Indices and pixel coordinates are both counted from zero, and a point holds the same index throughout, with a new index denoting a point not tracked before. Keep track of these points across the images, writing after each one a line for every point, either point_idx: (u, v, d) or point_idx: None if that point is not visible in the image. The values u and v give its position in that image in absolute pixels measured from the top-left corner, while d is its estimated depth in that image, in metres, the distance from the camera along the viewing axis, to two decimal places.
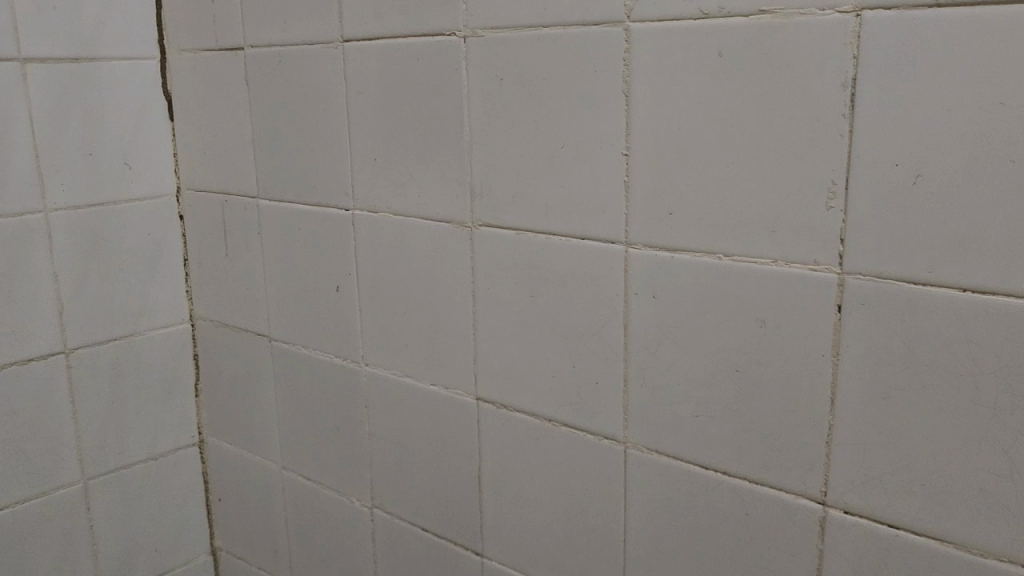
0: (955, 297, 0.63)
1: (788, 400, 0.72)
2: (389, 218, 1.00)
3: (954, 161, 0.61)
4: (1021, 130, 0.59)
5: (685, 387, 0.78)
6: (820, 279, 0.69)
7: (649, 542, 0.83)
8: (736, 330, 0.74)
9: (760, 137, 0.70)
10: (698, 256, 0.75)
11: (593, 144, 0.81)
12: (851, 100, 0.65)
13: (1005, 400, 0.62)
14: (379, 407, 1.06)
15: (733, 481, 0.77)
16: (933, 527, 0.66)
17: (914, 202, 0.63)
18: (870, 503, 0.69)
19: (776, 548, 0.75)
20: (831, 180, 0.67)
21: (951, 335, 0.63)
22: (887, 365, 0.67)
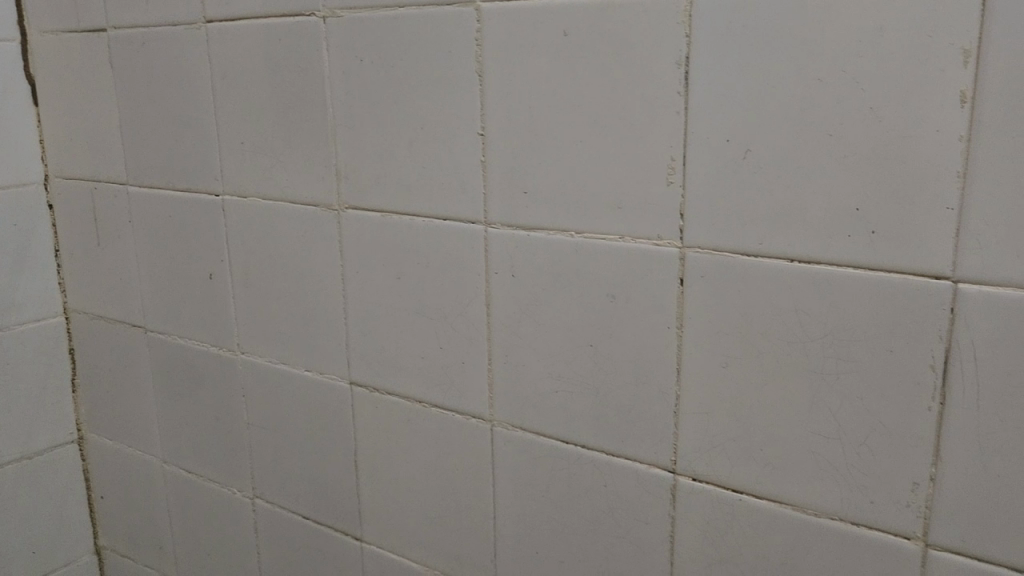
0: (783, 266, 0.65)
1: (638, 372, 0.74)
2: (258, 203, 0.98)
3: (779, 136, 0.63)
4: (837, 104, 0.61)
5: (546, 363, 0.79)
6: (664, 254, 0.71)
7: (516, 518, 0.84)
8: (589, 305, 0.76)
9: (605, 115, 0.71)
10: (553, 233, 0.77)
11: (451, 125, 0.81)
12: (686, 77, 0.67)
13: (831, 365, 0.64)
14: (256, 395, 1.04)
15: (592, 454, 0.78)
16: (771, 490, 0.69)
17: (745, 177, 0.65)
18: (715, 470, 0.71)
19: (632, 517, 0.77)
20: (670, 156, 0.69)
21: (782, 304, 0.66)
22: (726, 335, 0.69)
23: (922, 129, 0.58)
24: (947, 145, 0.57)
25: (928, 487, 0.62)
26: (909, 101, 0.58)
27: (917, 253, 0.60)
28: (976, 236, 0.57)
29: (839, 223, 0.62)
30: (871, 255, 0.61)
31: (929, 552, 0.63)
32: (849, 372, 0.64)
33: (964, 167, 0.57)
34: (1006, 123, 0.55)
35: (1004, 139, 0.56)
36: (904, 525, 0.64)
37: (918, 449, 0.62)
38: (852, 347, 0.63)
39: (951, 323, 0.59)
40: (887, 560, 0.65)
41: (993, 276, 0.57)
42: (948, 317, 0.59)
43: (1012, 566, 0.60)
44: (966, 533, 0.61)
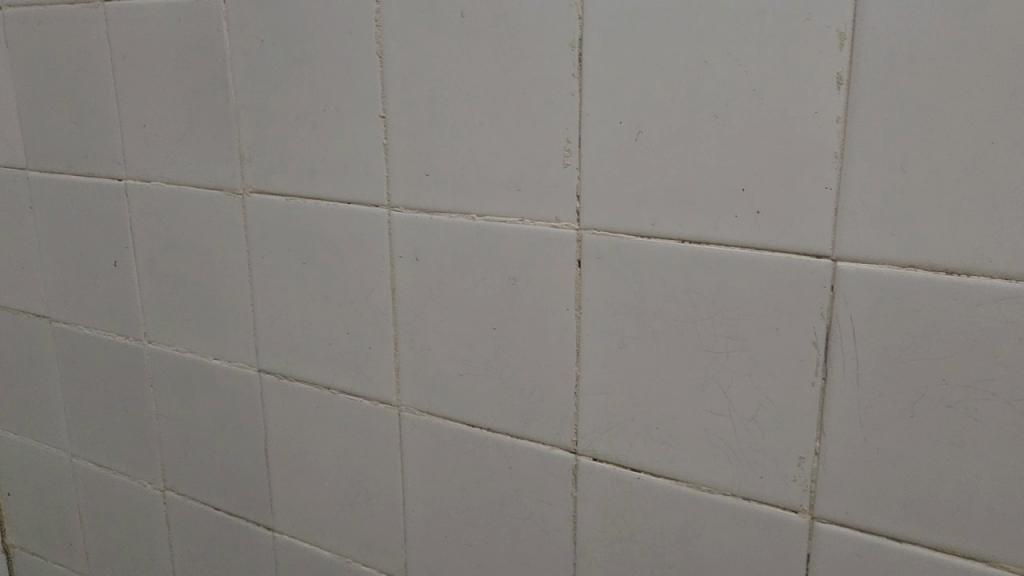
0: (675, 247, 0.66)
1: (540, 354, 0.74)
2: (161, 188, 0.95)
3: (669, 118, 0.64)
4: (723, 87, 0.62)
5: (450, 347, 0.79)
6: (562, 236, 0.71)
7: (425, 503, 0.84)
8: (491, 288, 0.76)
9: (503, 97, 0.71)
10: (454, 217, 0.76)
11: (353, 107, 0.80)
12: (580, 60, 0.67)
13: (721, 343, 0.65)
14: (164, 385, 1.02)
15: (496, 437, 0.78)
16: (667, 468, 0.70)
17: (638, 158, 0.66)
18: (615, 450, 0.72)
19: (537, 499, 0.77)
20: (566, 138, 0.69)
21: (674, 284, 0.67)
22: (622, 316, 0.69)
23: (802, 110, 0.59)
24: (826, 127, 0.59)
25: (813, 461, 0.64)
26: (790, 83, 0.59)
27: (799, 232, 0.61)
28: (853, 215, 0.59)
29: (727, 204, 0.63)
30: (757, 235, 0.63)
31: (816, 524, 0.65)
32: (738, 350, 0.65)
33: (842, 148, 0.58)
34: (879, 105, 0.57)
35: (878, 121, 0.57)
36: (791, 499, 0.65)
37: (803, 424, 0.63)
38: (741, 326, 0.64)
39: (831, 301, 0.61)
40: (776, 533, 0.66)
41: (869, 254, 0.59)
42: (829, 294, 0.61)
43: (891, 536, 0.62)
44: (849, 505, 0.63)
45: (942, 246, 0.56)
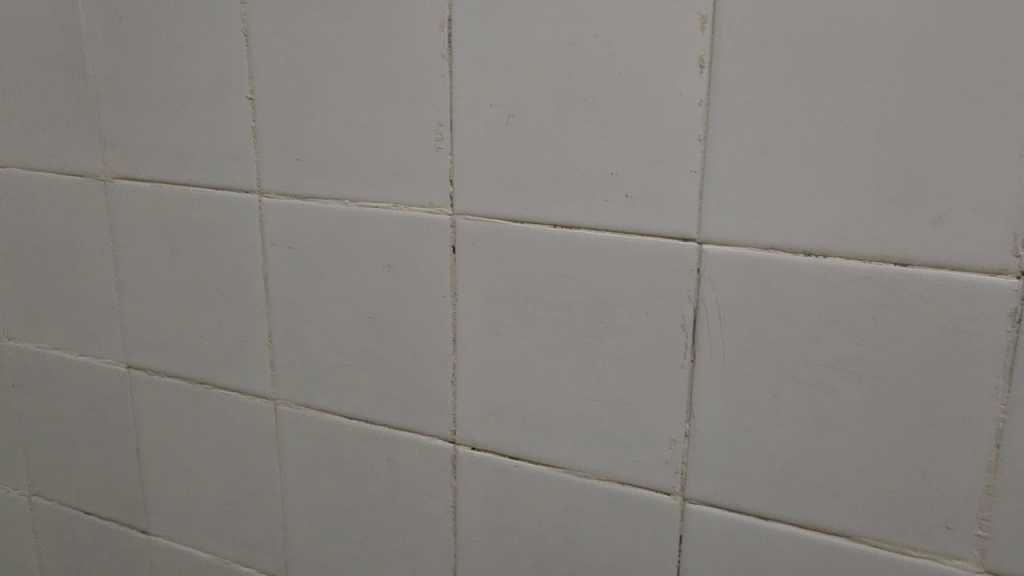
0: (548, 232, 0.65)
1: (417, 343, 0.73)
2: (17, 173, 0.89)
3: (539, 101, 0.63)
4: (591, 69, 0.61)
5: (327, 337, 0.77)
6: (436, 221, 0.69)
7: (305, 499, 0.82)
8: (367, 276, 0.73)
9: (374, 79, 0.69)
10: (327, 202, 0.74)
11: (219, 89, 0.76)
12: (449, 41, 0.66)
13: (595, 328, 0.65)
14: (27, 384, 0.96)
15: (375, 429, 0.76)
16: (545, 455, 0.69)
17: (509, 142, 0.65)
18: (494, 438, 0.71)
19: (417, 490, 0.75)
20: (438, 121, 0.67)
21: (548, 269, 0.66)
22: (498, 302, 0.68)
23: (667, 94, 0.59)
24: (690, 110, 0.59)
25: (684, 443, 0.64)
26: (656, 66, 0.59)
27: (668, 216, 0.61)
28: (718, 199, 0.59)
29: (597, 188, 0.63)
30: (627, 219, 0.62)
31: (687, 506, 0.65)
32: (611, 334, 0.65)
33: (705, 132, 0.59)
34: (740, 88, 0.57)
35: (739, 104, 0.57)
36: (665, 482, 0.65)
37: (674, 406, 0.64)
38: (613, 311, 0.64)
39: (698, 284, 0.61)
40: (651, 516, 0.66)
41: (733, 237, 0.59)
42: (696, 278, 0.61)
43: (759, 515, 0.63)
44: (718, 486, 0.63)
45: (801, 228, 0.57)
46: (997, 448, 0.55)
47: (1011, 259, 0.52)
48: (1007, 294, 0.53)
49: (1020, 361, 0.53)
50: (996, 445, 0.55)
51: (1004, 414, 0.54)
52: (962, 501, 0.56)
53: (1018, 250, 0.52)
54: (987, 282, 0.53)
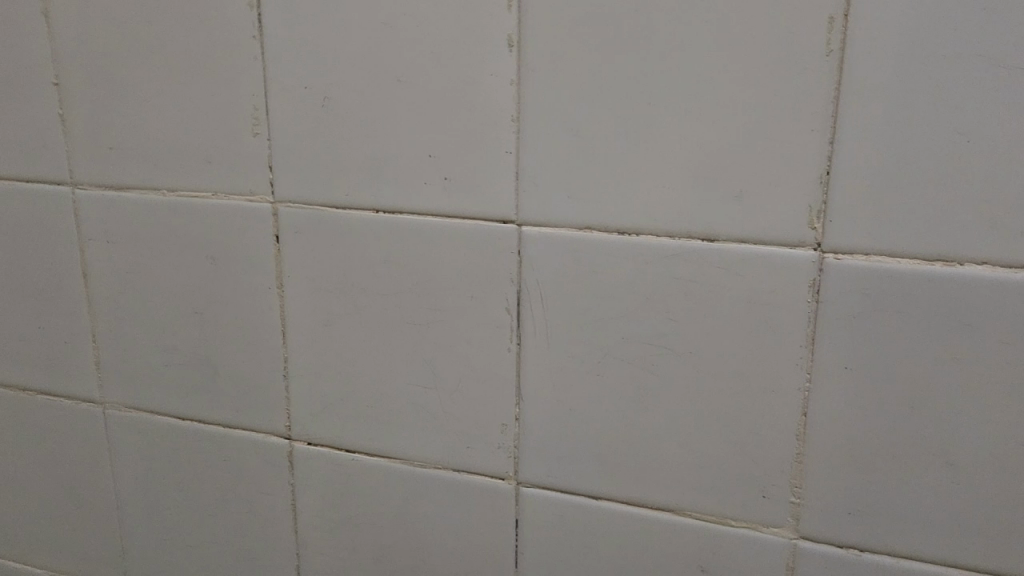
0: (370, 218, 0.63)
1: (246, 338, 0.70)
2: None
3: (354, 82, 0.61)
4: (403, 49, 0.60)
5: (153, 335, 0.73)
6: (257, 210, 0.67)
7: (142, 506, 0.78)
8: (190, 270, 0.70)
9: (186, 61, 0.66)
10: (144, 193, 0.70)
11: (21, 73, 0.71)
12: (260, 21, 0.63)
13: (422, 315, 0.64)
14: None
15: (209, 429, 0.73)
16: (380, 446, 0.67)
17: (325, 125, 0.63)
18: (329, 433, 0.69)
19: (255, 490, 0.73)
20: (254, 106, 0.65)
21: (372, 255, 0.64)
22: (325, 292, 0.66)
23: (479, 73, 0.58)
24: (502, 89, 0.58)
25: (515, 427, 0.63)
26: (467, 45, 0.58)
27: (487, 198, 0.60)
28: (533, 179, 0.59)
29: (415, 171, 0.61)
30: (446, 203, 0.61)
31: (521, 490, 0.64)
32: (438, 321, 0.64)
33: (518, 112, 0.58)
34: (549, 67, 0.57)
35: (549, 83, 0.57)
36: (498, 467, 0.64)
37: (503, 390, 0.63)
38: (439, 296, 0.63)
39: (519, 266, 0.60)
40: (487, 503, 0.65)
41: (550, 217, 0.59)
42: (517, 260, 0.60)
43: (590, 495, 0.62)
44: (549, 468, 0.63)
45: (613, 206, 0.57)
46: (804, 416, 0.56)
47: (808, 231, 0.53)
48: (806, 266, 0.54)
49: (820, 331, 0.54)
50: (803, 413, 0.56)
51: (809, 382, 0.55)
52: (775, 470, 0.57)
53: (814, 223, 0.53)
54: (787, 254, 0.54)
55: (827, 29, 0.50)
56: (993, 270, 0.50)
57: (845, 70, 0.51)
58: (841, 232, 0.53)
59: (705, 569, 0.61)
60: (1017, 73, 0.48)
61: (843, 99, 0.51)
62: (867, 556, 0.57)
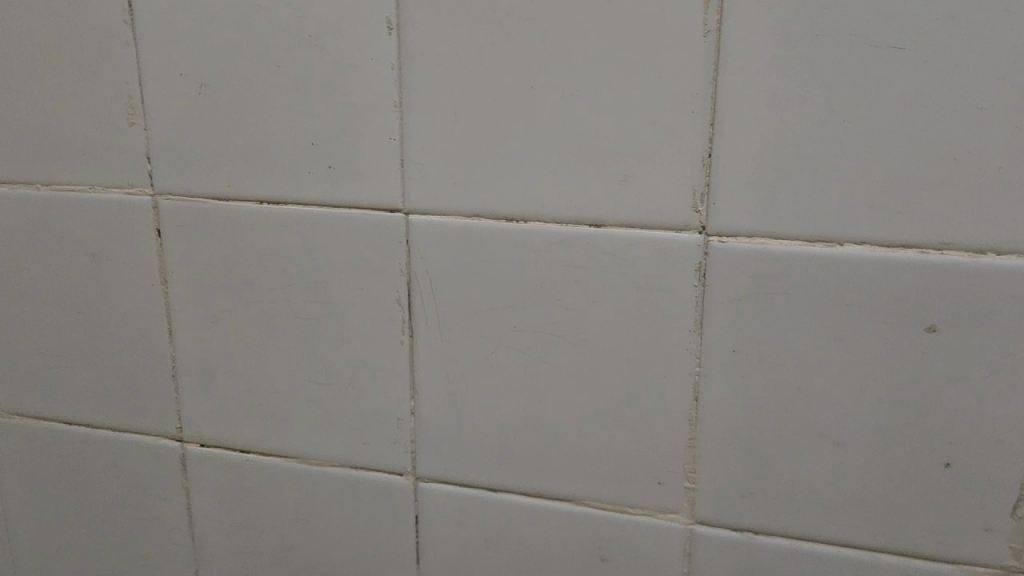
0: (254, 210, 0.61)
1: (132, 337, 0.67)
2: None
3: (231, 68, 0.59)
4: (280, 33, 0.57)
5: (34, 337, 0.69)
6: (136, 203, 0.63)
7: (31, 516, 0.74)
8: (69, 267, 0.67)
9: (54, 48, 0.62)
10: (17, 188, 0.66)
11: None
12: (129, 5, 0.60)
13: (311, 308, 0.62)
14: None
15: (96, 434, 0.70)
16: (275, 446, 0.65)
17: (204, 113, 0.60)
18: (221, 433, 0.66)
19: (148, 495, 0.70)
20: (128, 94, 0.62)
21: (258, 249, 0.62)
22: (211, 287, 0.64)
23: (359, 58, 0.56)
24: (383, 74, 0.56)
25: (410, 421, 0.62)
26: (345, 29, 0.56)
27: (372, 187, 0.58)
28: (418, 166, 0.57)
29: (298, 160, 0.59)
30: (331, 192, 0.59)
31: (420, 486, 0.62)
32: (328, 314, 0.61)
33: (400, 97, 0.56)
34: (429, 51, 0.55)
35: (430, 67, 0.55)
36: (395, 463, 0.63)
37: (396, 384, 0.61)
38: (327, 289, 0.61)
39: (407, 256, 0.59)
40: (384, 500, 0.64)
41: (436, 205, 0.57)
42: (405, 249, 0.59)
43: (488, 487, 0.61)
44: (447, 462, 0.61)
45: (499, 192, 0.56)
46: (695, 402, 0.55)
47: (692, 214, 0.53)
48: (691, 249, 0.53)
49: (708, 315, 0.54)
50: (695, 398, 0.55)
51: (699, 367, 0.55)
52: (669, 456, 0.57)
53: (698, 206, 0.53)
54: (673, 238, 0.53)
55: (703, 10, 0.50)
56: (872, 249, 0.50)
57: (722, 51, 0.50)
58: (724, 214, 0.52)
59: (606, 558, 0.60)
60: (889, 52, 0.48)
61: (721, 80, 0.50)
62: (761, 539, 0.56)
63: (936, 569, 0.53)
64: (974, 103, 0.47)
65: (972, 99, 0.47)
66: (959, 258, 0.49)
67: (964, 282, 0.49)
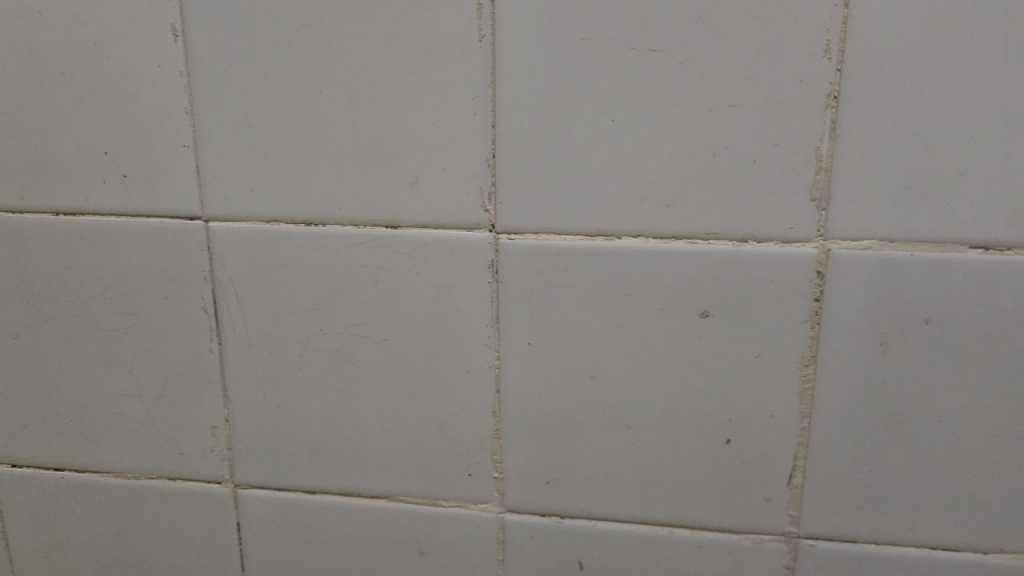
0: (49, 221, 0.59)
1: None
2: None
3: (15, 76, 0.57)
4: (64, 40, 0.56)
5: None
6: None
7: None
8: None
9: None
10: None
11: None
12: None
13: (117, 320, 0.61)
14: None
15: None
16: (90, 462, 0.64)
17: None
18: (33, 452, 0.64)
19: None
20: None
21: (56, 261, 0.60)
22: (11, 303, 0.62)
23: (146, 65, 0.56)
24: (171, 81, 0.56)
25: (224, 428, 0.61)
26: (130, 36, 0.55)
27: (169, 195, 0.58)
28: (214, 173, 0.57)
29: (91, 170, 0.58)
30: (127, 201, 0.58)
31: (239, 493, 0.62)
32: (134, 325, 0.61)
33: (192, 104, 0.56)
34: (215, 57, 0.55)
35: (218, 73, 0.55)
36: (213, 471, 0.62)
37: (208, 392, 0.61)
38: (132, 300, 0.60)
39: (210, 263, 0.58)
40: (205, 509, 0.63)
41: (235, 211, 0.57)
42: (207, 257, 0.58)
43: (306, 490, 0.61)
44: (263, 467, 0.62)
45: (295, 197, 0.56)
46: (498, 394, 0.57)
47: (481, 213, 0.54)
48: (482, 247, 0.55)
49: (503, 309, 0.56)
50: (497, 391, 0.57)
51: (498, 360, 0.57)
52: (477, 448, 0.58)
53: (486, 205, 0.54)
54: (464, 237, 0.55)
55: (476, 16, 0.51)
56: (647, 241, 0.53)
57: (497, 54, 0.52)
58: (510, 212, 0.54)
59: (424, 552, 0.61)
60: (648, 55, 0.50)
61: (499, 83, 0.52)
62: (567, 522, 0.59)
63: (724, 540, 0.57)
64: (727, 101, 0.50)
65: (725, 98, 0.50)
66: (724, 247, 0.52)
67: (729, 269, 0.52)
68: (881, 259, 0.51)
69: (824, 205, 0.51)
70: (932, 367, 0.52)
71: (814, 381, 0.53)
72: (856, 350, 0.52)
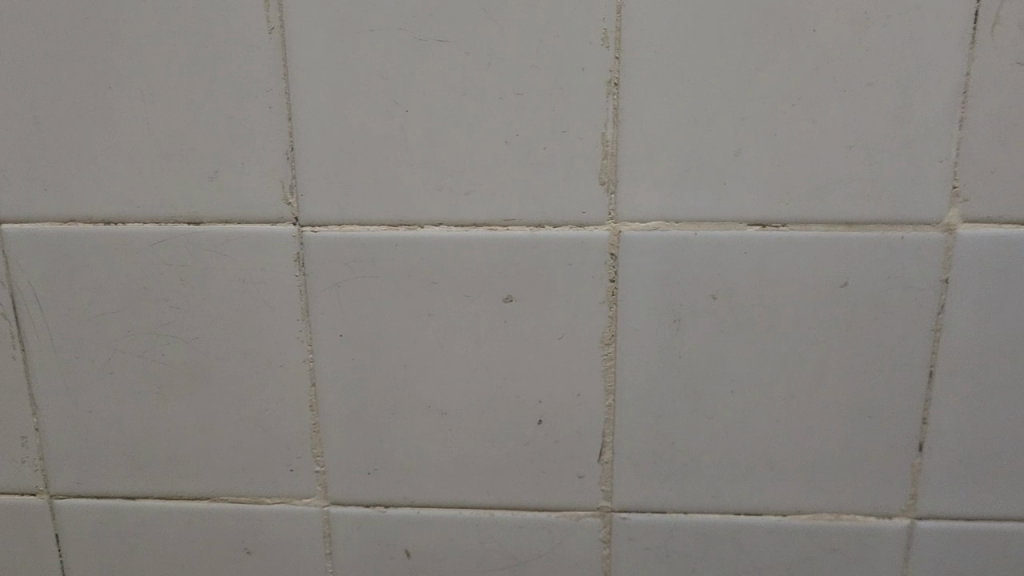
0: None
1: None
2: None
3: None
4: None
5: None
6: None
7: None
8: None
9: None
10: None
11: None
12: None
13: None
14: None
15: None
16: None
17: None
18: None
19: None
20: None
21: None
22: None
23: None
24: None
25: (35, 438, 0.59)
26: None
27: None
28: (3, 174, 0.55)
29: None
30: None
31: (55, 504, 0.60)
32: None
33: None
34: None
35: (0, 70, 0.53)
36: (26, 483, 0.60)
37: (15, 401, 0.59)
38: None
39: (6, 267, 0.56)
40: (20, 522, 0.61)
41: (28, 213, 0.55)
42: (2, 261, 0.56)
43: (125, 496, 0.60)
44: (79, 475, 0.60)
45: (91, 196, 0.55)
46: (313, 387, 0.57)
47: (284, 207, 0.54)
48: (287, 240, 0.54)
49: (311, 303, 0.55)
50: (312, 384, 0.57)
51: (311, 354, 0.56)
52: (296, 443, 0.58)
53: (288, 198, 0.54)
54: (267, 231, 0.54)
55: (264, 8, 0.51)
56: (447, 230, 0.54)
57: (286, 47, 0.52)
58: (312, 205, 0.54)
59: (251, 551, 0.60)
60: (435, 46, 0.51)
61: (291, 76, 0.52)
62: (391, 512, 0.59)
63: (543, 519, 0.58)
64: (514, 90, 0.51)
65: (512, 86, 0.51)
66: (521, 232, 0.53)
67: (528, 254, 0.54)
68: (669, 239, 0.53)
69: (613, 188, 0.52)
70: (723, 340, 0.54)
71: (615, 359, 0.55)
72: (652, 327, 0.54)
